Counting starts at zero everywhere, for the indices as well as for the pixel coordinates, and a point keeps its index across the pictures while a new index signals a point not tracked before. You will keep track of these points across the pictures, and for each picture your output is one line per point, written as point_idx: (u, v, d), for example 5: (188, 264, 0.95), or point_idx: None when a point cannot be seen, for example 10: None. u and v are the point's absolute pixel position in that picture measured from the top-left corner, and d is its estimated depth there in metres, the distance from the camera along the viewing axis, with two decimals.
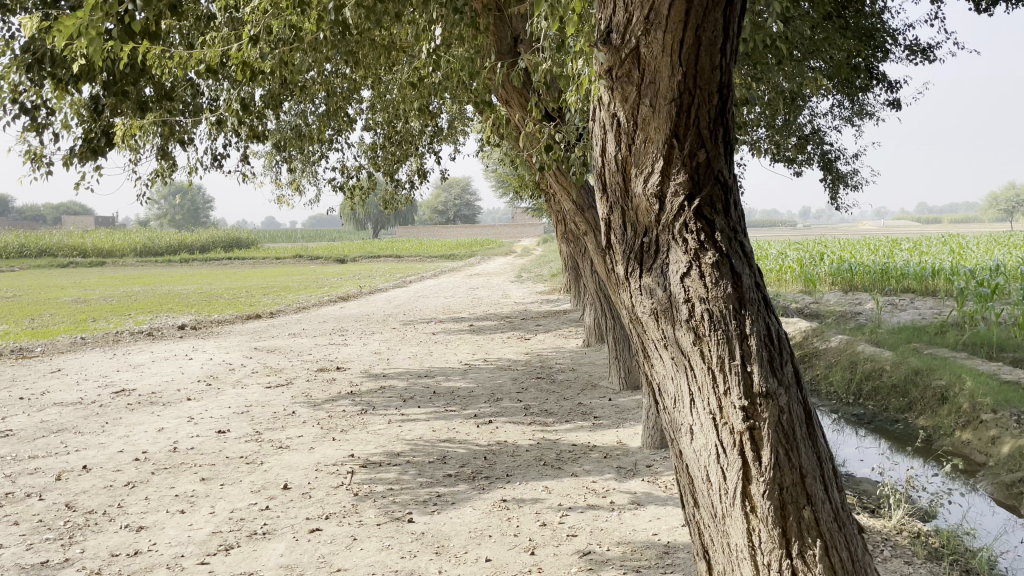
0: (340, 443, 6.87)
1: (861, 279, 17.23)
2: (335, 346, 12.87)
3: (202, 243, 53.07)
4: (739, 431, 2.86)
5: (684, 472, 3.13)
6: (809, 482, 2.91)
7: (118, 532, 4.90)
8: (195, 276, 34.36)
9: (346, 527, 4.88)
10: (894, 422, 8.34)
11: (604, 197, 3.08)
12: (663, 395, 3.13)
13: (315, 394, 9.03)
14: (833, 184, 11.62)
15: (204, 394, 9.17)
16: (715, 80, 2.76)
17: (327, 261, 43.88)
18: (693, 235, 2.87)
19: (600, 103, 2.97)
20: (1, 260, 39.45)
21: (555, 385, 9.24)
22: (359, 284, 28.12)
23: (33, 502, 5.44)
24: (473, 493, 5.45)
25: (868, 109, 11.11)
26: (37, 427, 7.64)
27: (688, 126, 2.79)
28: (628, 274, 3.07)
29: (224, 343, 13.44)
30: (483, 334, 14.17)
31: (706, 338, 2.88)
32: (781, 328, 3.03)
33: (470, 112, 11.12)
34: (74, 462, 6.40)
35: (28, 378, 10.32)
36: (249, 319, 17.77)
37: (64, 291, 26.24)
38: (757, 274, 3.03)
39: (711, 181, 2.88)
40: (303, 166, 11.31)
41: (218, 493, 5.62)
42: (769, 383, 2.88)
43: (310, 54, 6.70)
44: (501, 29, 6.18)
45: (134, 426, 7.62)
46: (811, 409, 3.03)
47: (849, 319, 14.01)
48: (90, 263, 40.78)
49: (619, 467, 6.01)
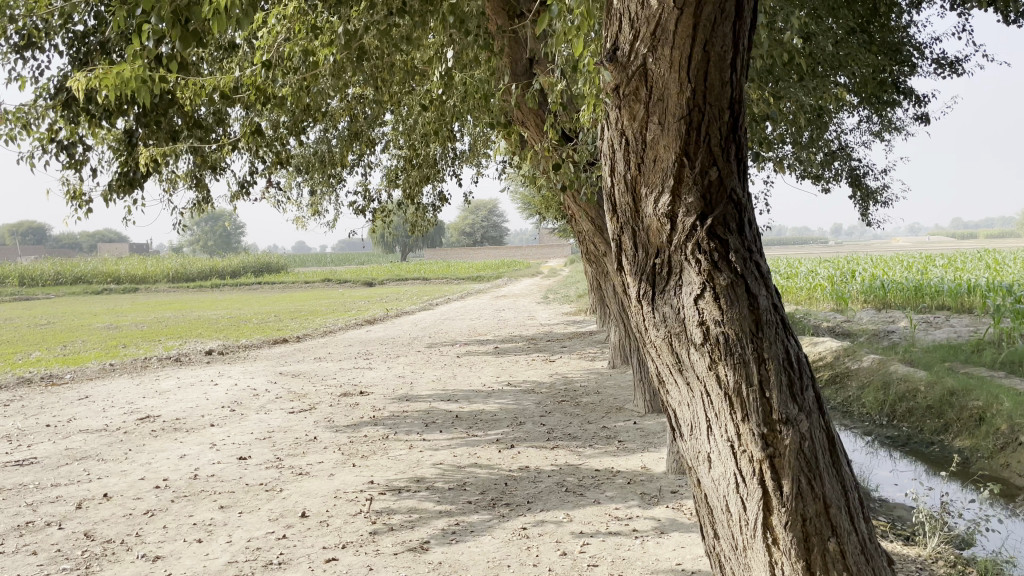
0: (361, 469, 6.80)
1: (894, 297, 16.89)
2: (360, 371, 12.86)
3: (234, 268, 53.66)
4: (759, 460, 2.74)
5: (703, 501, 3.01)
6: (834, 513, 2.78)
7: (135, 562, 4.87)
8: (225, 301, 34.76)
9: (363, 557, 4.80)
10: (930, 445, 8.09)
11: (614, 217, 2.99)
12: (678, 423, 3.02)
13: (338, 419, 8.98)
14: (862, 201, 11.44)
15: (228, 419, 9.18)
16: (725, 97, 2.68)
17: (355, 285, 44.07)
18: (707, 255, 2.77)
19: (608, 121, 2.89)
20: (38, 287, 40.32)
21: (580, 408, 9.10)
22: (387, 307, 28.18)
23: (52, 532, 5.43)
24: (493, 521, 5.34)
25: (898, 123, 10.94)
26: (62, 454, 7.67)
27: (699, 143, 2.70)
28: (641, 297, 2.96)
29: (251, 369, 13.49)
30: (508, 356, 14.07)
31: (722, 362, 2.77)
32: (801, 351, 2.92)
33: (491, 134, 11.14)
34: (95, 491, 6.40)
35: (56, 405, 10.42)
36: (276, 343, 17.85)
37: (98, 317, 26.68)
38: (775, 295, 2.92)
39: (724, 200, 2.79)
40: (326, 190, 11.38)
41: (235, 521, 5.58)
42: (789, 409, 2.77)
43: (334, 82, 6.70)
44: (516, 51, 6.12)
45: (157, 454, 7.62)
46: (835, 436, 2.91)
47: (881, 338, 13.70)
48: (124, 288, 41.52)
49: (643, 493, 5.87)
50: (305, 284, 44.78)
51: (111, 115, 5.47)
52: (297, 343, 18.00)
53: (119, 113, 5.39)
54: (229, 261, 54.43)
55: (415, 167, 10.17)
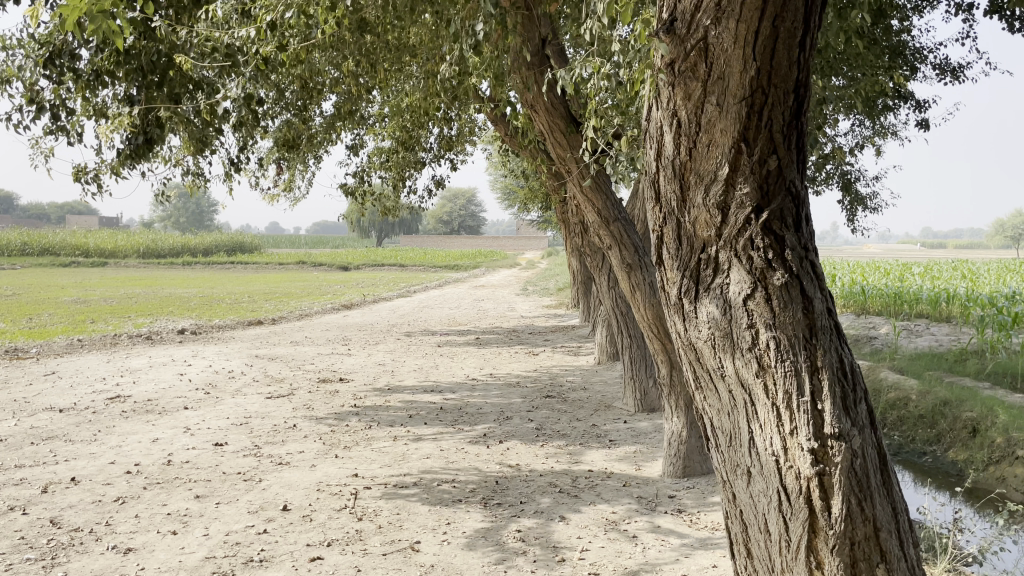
0: (343, 461, 6.53)
1: (873, 303, 16.79)
2: (338, 357, 12.53)
3: (206, 245, 52.71)
4: (807, 477, 2.51)
5: (738, 517, 2.81)
6: (883, 537, 2.55)
7: (105, 554, 4.55)
8: (197, 279, 33.98)
9: (350, 556, 4.53)
10: (922, 455, 7.96)
11: (655, 206, 2.76)
12: (715, 432, 2.82)
13: (317, 406, 8.69)
14: (852, 207, 11.33)
15: (203, 403, 8.84)
16: (792, 78, 2.44)
17: (330, 269, 43.45)
18: (760, 252, 2.55)
19: (656, 101, 2.65)
20: (1, 257, 39.37)
21: (568, 404, 8.88)
22: (363, 292, 27.78)
23: (15, 517, 5.09)
24: (485, 522, 5.11)
25: (891, 128, 10.80)
26: (26, 434, 7.28)
27: (759, 129, 2.47)
28: (683, 295, 2.73)
29: (225, 350, 13.11)
30: (490, 348, 13.82)
31: (771, 369, 2.55)
32: (854, 360, 2.69)
33: (479, 118, 10.88)
34: (62, 474, 6.05)
35: (21, 380, 9.99)
36: (251, 324, 17.40)
37: (65, 290, 25.99)
38: (829, 299, 2.69)
39: (782, 192, 2.56)
40: (308, 167, 11.04)
41: (212, 513, 5.27)
42: (843, 423, 2.52)
43: (330, 56, 6.33)
44: (529, 29, 5.83)
45: (128, 436, 7.28)
46: (886, 455, 2.68)
47: (864, 343, 13.55)
48: (92, 262, 40.54)
49: (639, 497, 5.68)
50: (280, 266, 44.08)
51: (106, 80, 5.02)
52: (272, 326, 17.58)
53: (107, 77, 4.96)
54: (201, 239, 53.46)
55: (404, 148, 9.86)
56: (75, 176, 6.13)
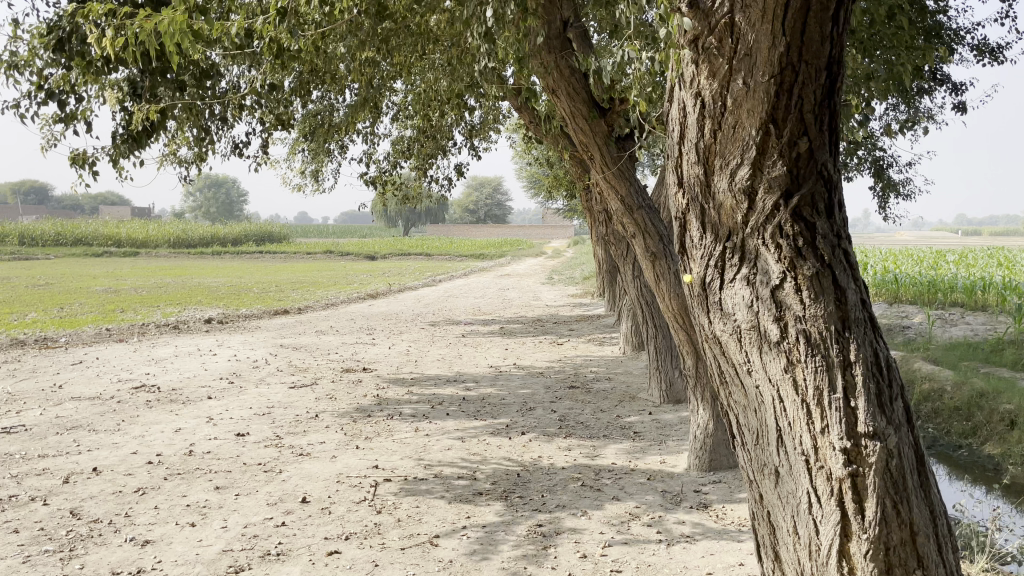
0: (364, 452, 6.47)
1: (906, 292, 16.36)
2: (362, 346, 12.51)
3: (235, 235, 53.13)
4: (838, 478, 2.38)
5: (766, 518, 2.68)
6: (920, 542, 2.40)
7: (122, 546, 4.52)
8: (225, 268, 34.24)
9: (368, 551, 4.46)
10: (957, 449, 7.72)
11: (678, 192, 2.63)
12: (741, 429, 2.70)
13: (340, 396, 8.65)
14: (884, 193, 11.03)
15: (227, 392, 8.84)
16: (824, 55, 2.30)
17: (357, 258, 43.59)
18: (789, 240, 2.41)
19: (680, 81, 2.51)
20: (35, 247, 40.04)
21: (592, 395, 8.76)
22: (389, 282, 27.78)
23: (36, 508, 5.08)
24: (507, 516, 5.01)
25: (926, 112, 10.47)
26: (51, 423, 7.32)
27: (789, 109, 2.32)
28: (708, 285, 2.60)
29: (250, 339, 13.14)
30: (515, 338, 13.71)
31: (801, 363, 2.41)
32: (890, 354, 2.54)
33: (502, 104, 10.74)
34: (85, 464, 6.06)
35: (49, 369, 10.07)
36: (277, 314, 17.47)
37: (96, 280, 26.31)
38: (863, 290, 2.54)
39: (813, 176, 2.41)
40: (330, 156, 10.98)
41: (232, 504, 5.23)
42: (877, 421, 2.38)
43: (348, 43, 6.23)
44: (549, 11, 5.67)
45: (151, 426, 7.29)
46: (923, 454, 2.53)
47: (897, 332, 13.24)
48: (124, 252, 41.08)
49: (664, 491, 5.56)
50: (307, 255, 44.28)
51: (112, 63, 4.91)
52: (298, 315, 17.63)
53: (117, 64, 4.87)
54: (229, 229, 53.86)
55: (426, 137, 9.75)
56: (74, 160, 6.09)
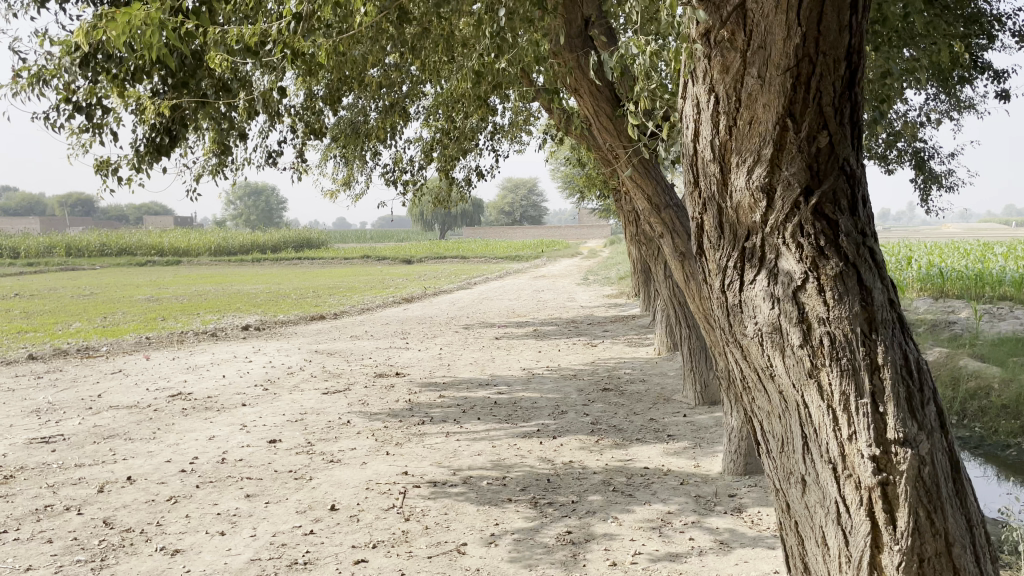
0: (394, 458, 6.45)
1: (952, 286, 15.89)
2: (396, 351, 12.54)
3: (274, 242, 53.81)
4: (868, 487, 2.27)
5: (794, 528, 2.58)
6: (957, 552, 2.28)
7: (152, 555, 4.54)
8: (264, 275, 34.66)
9: (394, 559, 4.43)
10: (1006, 449, 7.44)
11: (695, 191, 2.54)
12: (766, 436, 2.60)
13: (372, 401, 8.66)
14: (926, 185, 10.72)
15: (261, 399, 8.91)
16: (842, 44, 2.20)
17: (393, 262, 43.86)
18: (810, 239, 2.31)
19: (692, 77, 2.42)
20: (81, 258, 41.01)
21: (625, 398, 8.64)
22: (424, 285, 27.84)
23: (70, 518, 5.15)
24: (536, 523, 4.94)
25: (968, 101, 10.14)
26: (89, 432, 7.43)
27: (807, 102, 2.22)
28: (726, 287, 2.50)
29: (286, 345, 13.25)
30: (549, 340, 13.62)
31: (826, 367, 2.31)
32: (920, 356, 2.42)
33: (531, 105, 10.67)
34: (119, 473, 6.13)
35: (90, 378, 10.25)
36: (313, 320, 17.59)
37: (139, 289, 26.83)
38: (891, 289, 2.43)
39: (834, 172, 2.31)
40: (360, 162, 11.01)
41: (261, 512, 5.25)
42: (908, 427, 2.26)
43: (370, 49, 6.21)
44: (570, 10, 5.60)
45: (186, 434, 7.36)
46: (958, 460, 2.41)
47: (942, 327, 12.86)
48: (167, 261, 41.84)
49: (697, 496, 5.44)
50: (345, 260, 44.68)
51: (135, 74, 4.90)
52: (334, 320, 17.75)
53: (136, 74, 4.88)
54: (269, 236, 54.56)
55: (454, 140, 9.71)
56: (98, 168, 6.16)
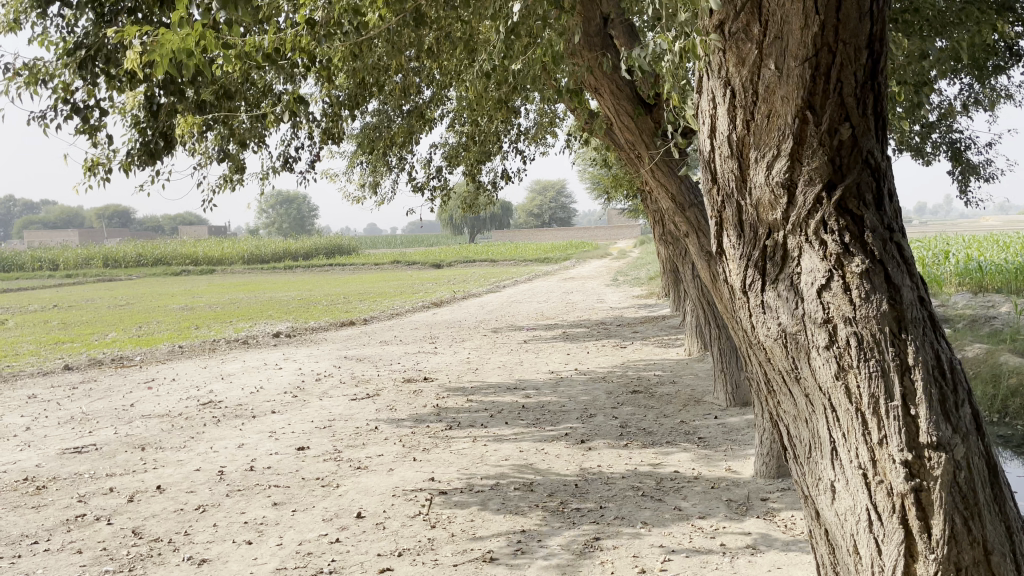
0: (421, 464, 6.42)
1: (991, 280, 15.49)
2: (425, 355, 12.53)
3: (306, 249, 54.25)
4: (900, 493, 2.16)
5: (824, 535, 2.48)
6: (995, 561, 2.18)
7: (179, 565, 4.55)
8: (296, 282, 34.92)
9: (419, 568, 4.38)
10: None
11: (713, 189, 2.46)
12: (793, 441, 2.51)
13: (400, 407, 8.65)
14: (963, 176, 10.45)
15: (290, 406, 8.93)
16: (863, 32, 2.11)
17: (422, 267, 43.99)
18: (835, 236, 2.22)
19: (708, 71, 2.35)
20: (117, 269, 41.69)
21: (655, 400, 8.52)
22: (454, 290, 27.83)
23: (101, 528, 5.18)
24: (563, 530, 4.87)
25: (1004, 89, 9.87)
26: (121, 442, 7.50)
27: (828, 92, 2.13)
28: (748, 288, 2.42)
29: (316, 352, 13.31)
30: (577, 342, 13.52)
31: (854, 370, 2.21)
32: (953, 355, 2.32)
33: (555, 107, 10.60)
34: (150, 482, 6.17)
35: (123, 388, 10.37)
36: (343, 326, 17.66)
37: (173, 298, 27.19)
38: (920, 286, 2.33)
39: (858, 165, 2.22)
40: (386, 168, 10.99)
41: (288, 521, 5.24)
42: (942, 431, 2.16)
43: (388, 55, 6.17)
44: (589, 8, 5.52)
45: (216, 442, 7.39)
46: (996, 463, 2.30)
47: (982, 322, 12.52)
48: (201, 270, 42.34)
49: (728, 501, 5.32)
50: (376, 266, 44.91)
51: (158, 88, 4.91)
52: (364, 326, 17.81)
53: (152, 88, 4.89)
54: (300, 243, 55.09)
55: (478, 144, 9.66)
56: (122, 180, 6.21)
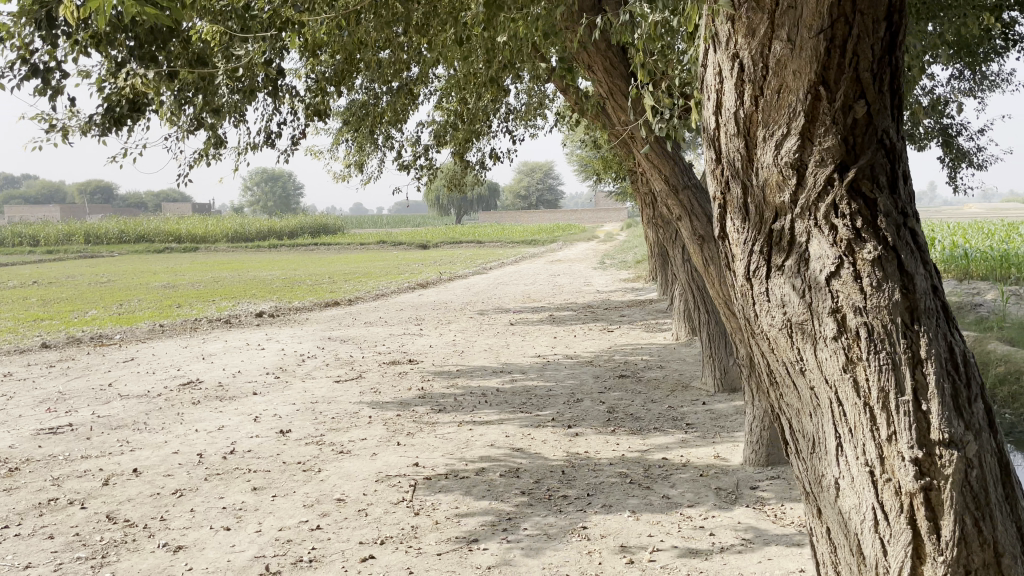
0: (405, 448, 6.30)
1: (977, 267, 15.48)
2: (410, 337, 12.39)
3: (291, 228, 53.79)
4: (909, 493, 2.06)
5: (826, 534, 2.37)
6: (1007, 564, 2.08)
7: (155, 552, 4.41)
8: (281, 262, 34.62)
9: (403, 556, 4.26)
10: None
11: (716, 170, 2.33)
12: (795, 436, 2.39)
13: (384, 390, 8.51)
14: (953, 163, 10.36)
15: (272, 388, 8.78)
16: (882, 3, 1.98)
17: (408, 247, 43.73)
18: (846, 220, 2.10)
19: (715, 45, 2.21)
20: (99, 245, 41.16)
21: (642, 385, 8.44)
22: (440, 271, 27.67)
23: (74, 512, 5.03)
24: (550, 517, 4.76)
25: (995, 76, 9.77)
26: (97, 423, 7.32)
27: (843, 67, 2.01)
28: (752, 274, 2.29)
29: (300, 332, 13.15)
30: (564, 325, 13.42)
31: (862, 362, 2.10)
32: (966, 348, 2.21)
33: (546, 86, 10.46)
34: (126, 465, 6.02)
35: (102, 367, 10.17)
36: (328, 306, 17.48)
37: (157, 276, 26.84)
38: (933, 275, 2.21)
39: (872, 146, 2.10)
40: (371, 146, 10.79)
41: (268, 506, 5.11)
42: (954, 427, 2.05)
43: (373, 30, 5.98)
44: None
45: (195, 424, 7.24)
46: (1008, 462, 2.20)
47: (969, 309, 12.50)
48: (184, 248, 41.90)
49: (718, 489, 5.23)
50: (361, 246, 44.63)
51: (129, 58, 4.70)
52: (349, 307, 17.63)
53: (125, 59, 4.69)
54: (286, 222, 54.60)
55: (466, 123, 9.48)
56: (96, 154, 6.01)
